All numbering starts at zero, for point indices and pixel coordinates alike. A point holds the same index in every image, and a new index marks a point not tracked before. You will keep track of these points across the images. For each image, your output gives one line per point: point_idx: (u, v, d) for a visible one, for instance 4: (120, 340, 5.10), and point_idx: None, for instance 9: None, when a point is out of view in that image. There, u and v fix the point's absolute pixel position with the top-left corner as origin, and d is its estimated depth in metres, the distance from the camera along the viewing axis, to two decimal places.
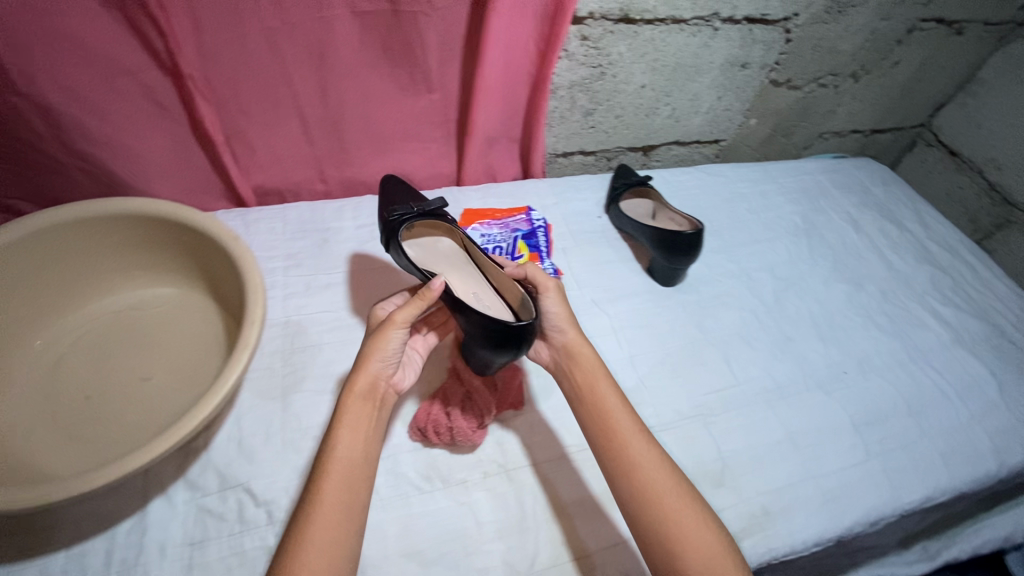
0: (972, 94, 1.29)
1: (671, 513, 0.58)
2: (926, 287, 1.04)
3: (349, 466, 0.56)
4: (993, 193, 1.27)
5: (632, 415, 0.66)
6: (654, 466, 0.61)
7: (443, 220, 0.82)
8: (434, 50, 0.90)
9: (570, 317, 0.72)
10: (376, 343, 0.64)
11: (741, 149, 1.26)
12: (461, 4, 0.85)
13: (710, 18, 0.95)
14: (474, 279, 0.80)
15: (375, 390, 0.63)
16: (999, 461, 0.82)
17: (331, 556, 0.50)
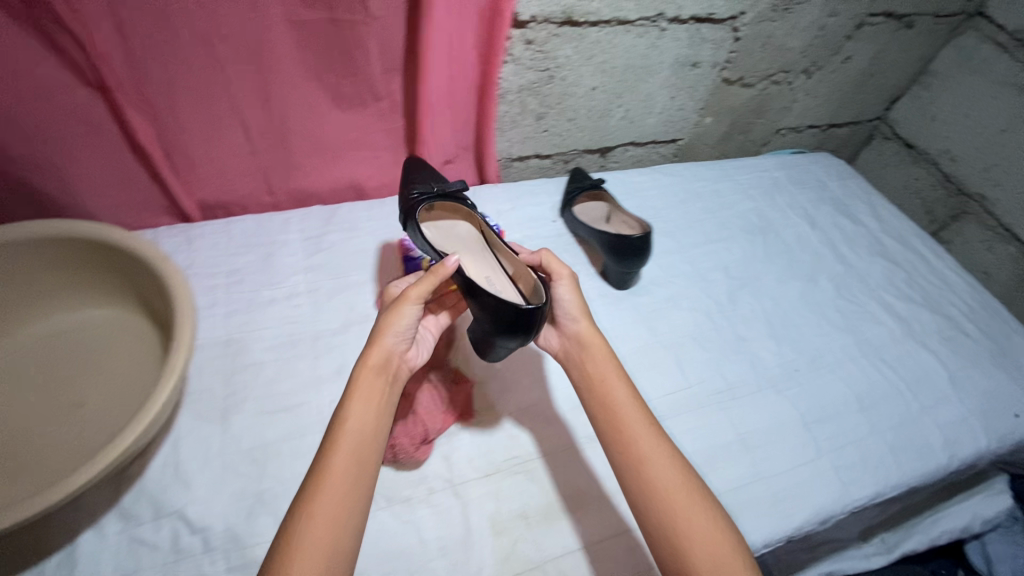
0: (925, 86, 1.30)
1: (678, 507, 0.57)
2: (879, 281, 1.05)
3: (363, 441, 0.55)
4: (948, 184, 1.29)
5: (643, 408, 0.65)
6: (664, 461, 0.60)
7: (462, 203, 0.84)
8: (376, 58, 0.88)
9: (583, 308, 0.72)
10: (391, 317, 0.63)
11: (698, 147, 1.27)
12: (399, 10, 0.83)
13: (655, 19, 0.94)
14: (488, 265, 0.82)
15: (388, 365, 0.61)
16: (949, 454, 0.83)
17: (336, 536, 0.49)
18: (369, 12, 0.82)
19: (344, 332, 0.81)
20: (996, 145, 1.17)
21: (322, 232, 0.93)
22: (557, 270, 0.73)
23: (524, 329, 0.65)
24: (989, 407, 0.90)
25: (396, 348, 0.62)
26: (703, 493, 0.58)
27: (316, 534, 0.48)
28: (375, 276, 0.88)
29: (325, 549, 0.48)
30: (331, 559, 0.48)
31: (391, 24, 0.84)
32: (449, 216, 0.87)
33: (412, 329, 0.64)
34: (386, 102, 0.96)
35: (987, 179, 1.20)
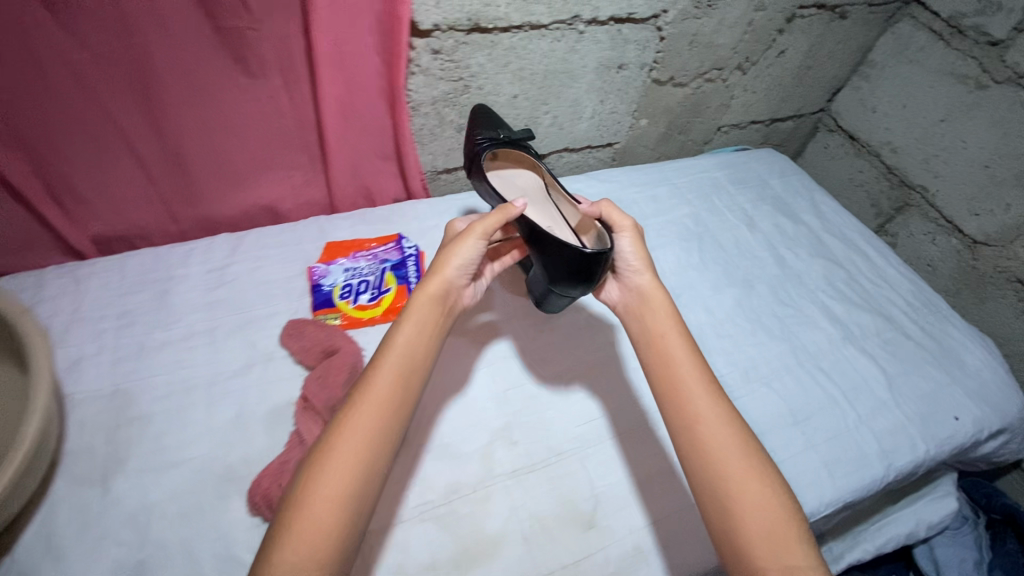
0: (865, 77, 1.27)
1: (728, 463, 0.59)
2: (818, 284, 1.04)
3: (408, 359, 0.59)
4: (891, 176, 1.26)
5: (704, 367, 0.66)
6: (718, 419, 0.62)
7: (528, 152, 0.94)
8: (273, 70, 0.82)
9: (646, 259, 0.75)
10: (452, 251, 0.68)
11: (637, 150, 1.24)
12: (290, 19, 0.77)
13: (572, 21, 0.89)
14: (549, 214, 0.91)
15: (445, 296, 0.66)
16: (885, 465, 0.81)
17: (369, 448, 0.53)
18: (253, 17, 0.74)
19: (244, 374, 0.76)
20: (935, 136, 1.15)
21: (227, 263, 0.87)
22: (619, 221, 0.76)
23: (584, 279, 0.72)
24: (926, 411, 0.88)
25: (457, 280, 0.67)
26: (757, 451, 0.60)
27: (350, 445, 0.52)
28: (281, 309, 0.82)
29: (356, 459, 0.52)
30: (361, 468, 0.51)
31: (282, 32, 0.78)
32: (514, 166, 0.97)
33: (471, 265, 0.69)
34: (292, 116, 0.89)
35: (927, 170, 1.17)
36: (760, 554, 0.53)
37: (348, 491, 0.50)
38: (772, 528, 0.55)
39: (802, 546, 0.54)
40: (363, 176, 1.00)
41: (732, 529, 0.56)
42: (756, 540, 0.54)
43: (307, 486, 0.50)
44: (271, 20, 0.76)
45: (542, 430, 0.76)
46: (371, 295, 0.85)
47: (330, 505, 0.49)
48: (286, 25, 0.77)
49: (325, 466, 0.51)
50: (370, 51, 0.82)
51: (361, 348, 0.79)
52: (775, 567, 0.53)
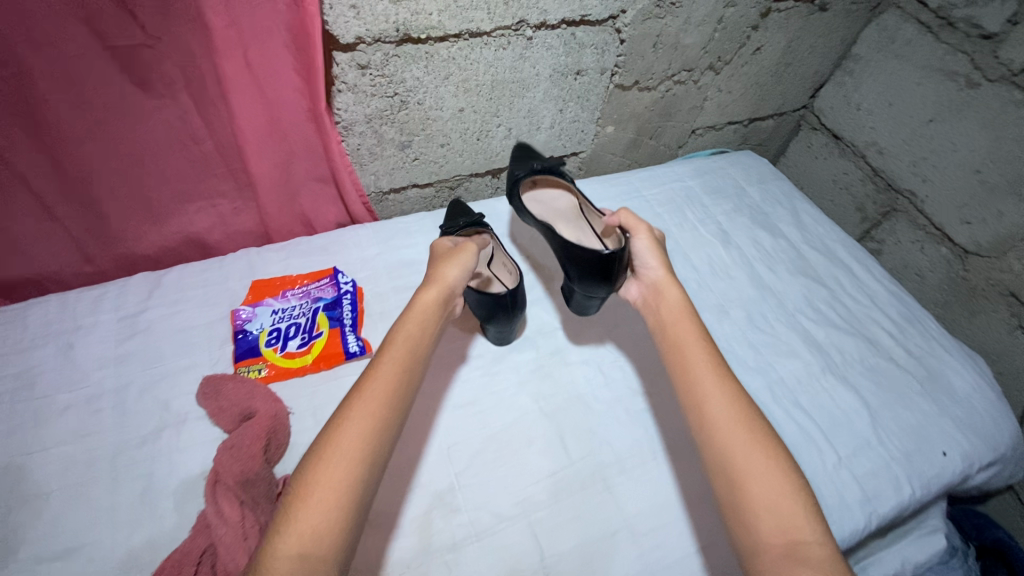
0: (848, 71, 1.18)
1: (732, 441, 0.56)
2: (798, 304, 0.96)
3: (411, 351, 0.62)
4: (877, 178, 1.18)
5: (713, 350, 0.65)
6: (723, 399, 0.60)
7: (566, 179, 0.85)
8: (181, 91, 0.71)
9: (660, 256, 0.75)
10: (451, 261, 0.75)
11: (605, 158, 1.15)
12: (193, 34, 0.66)
13: (518, 27, 0.81)
14: (580, 227, 0.91)
15: (448, 301, 0.72)
16: (867, 512, 0.74)
17: (363, 437, 0.53)
18: (149, 32, 0.64)
19: (156, 440, 0.68)
20: (923, 137, 1.06)
21: (141, 308, 0.78)
22: (633, 225, 0.77)
23: (604, 277, 0.72)
24: (911, 446, 0.82)
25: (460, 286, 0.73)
26: (765, 431, 0.57)
27: (349, 434, 0.53)
28: (201, 361, 0.74)
29: (354, 447, 0.52)
30: (358, 456, 0.52)
31: (186, 49, 0.67)
32: (552, 189, 0.91)
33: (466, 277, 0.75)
34: (213, 143, 0.78)
35: (915, 174, 1.09)
36: (765, 531, 0.51)
37: (348, 480, 0.50)
38: (776, 502, 0.52)
39: (809, 519, 0.51)
40: (298, 201, 0.90)
41: (738, 507, 0.53)
42: (760, 513, 0.51)
43: (307, 476, 0.50)
44: (170, 33, 0.65)
45: (489, 492, 0.69)
46: (301, 340, 0.77)
47: (331, 495, 0.49)
48: (187, 40, 0.66)
49: (325, 456, 0.51)
50: (286, 67, 0.73)
51: (286, 405, 0.71)
52: (779, 542, 0.50)
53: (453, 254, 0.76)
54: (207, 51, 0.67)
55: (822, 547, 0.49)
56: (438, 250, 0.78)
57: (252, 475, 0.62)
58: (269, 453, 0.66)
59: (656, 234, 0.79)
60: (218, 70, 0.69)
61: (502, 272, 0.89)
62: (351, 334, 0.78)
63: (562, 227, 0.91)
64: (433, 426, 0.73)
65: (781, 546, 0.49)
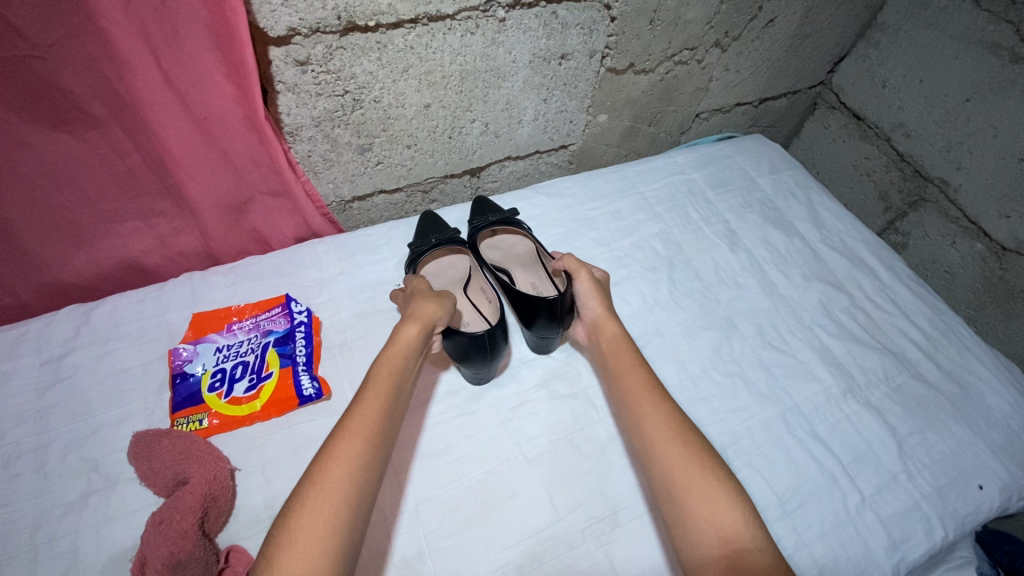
0: (873, 43, 1.05)
1: (671, 455, 0.56)
2: (816, 316, 0.86)
3: (395, 387, 0.58)
4: (903, 164, 1.05)
5: (648, 370, 0.66)
6: (659, 416, 0.59)
7: (523, 227, 0.82)
8: (93, 103, 0.59)
9: (599, 294, 0.72)
10: (433, 298, 0.68)
11: (598, 150, 1.03)
12: (91, 33, 0.53)
13: (486, 7, 0.69)
14: (533, 270, 0.84)
15: (429, 339, 0.65)
16: (896, 562, 0.65)
17: (348, 481, 0.49)
18: (34, 40, 0.52)
19: (79, 510, 0.58)
20: (958, 118, 0.93)
21: (67, 350, 0.70)
22: (576, 267, 0.73)
23: (545, 324, 0.70)
24: (945, 480, 0.72)
25: (443, 325, 0.66)
26: (702, 445, 0.57)
27: (334, 476, 0.49)
28: (134, 412, 0.66)
29: (338, 490, 0.48)
30: (341, 500, 0.48)
31: (83, 53, 0.54)
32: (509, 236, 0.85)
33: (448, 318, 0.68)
34: (139, 161, 0.67)
35: (948, 160, 0.97)
36: (706, 544, 0.51)
37: (333, 525, 0.46)
38: (715, 511, 0.52)
39: (746, 526, 0.51)
40: (248, 215, 0.79)
41: (681, 522, 0.53)
42: (701, 526, 0.51)
43: (289, 522, 0.46)
44: (62, 39, 0.53)
45: (461, 558, 0.59)
46: (249, 383, 0.68)
47: (314, 543, 0.45)
48: (83, 42, 0.54)
49: (308, 501, 0.47)
50: (211, 71, 0.61)
51: (231, 464, 0.62)
52: (718, 555, 0.50)
53: (432, 293, 0.69)
54: (112, 55, 0.56)
55: (763, 554, 0.49)
56: (417, 285, 0.71)
57: (184, 556, 0.53)
58: (206, 526, 0.57)
59: (598, 276, 0.76)
60: (121, 78, 0.58)
61: (480, 299, 0.80)
62: (305, 374, 0.69)
63: (518, 274, 0.84)
64: (398, 481, 0.64)
65: (722, 558, 0.49)
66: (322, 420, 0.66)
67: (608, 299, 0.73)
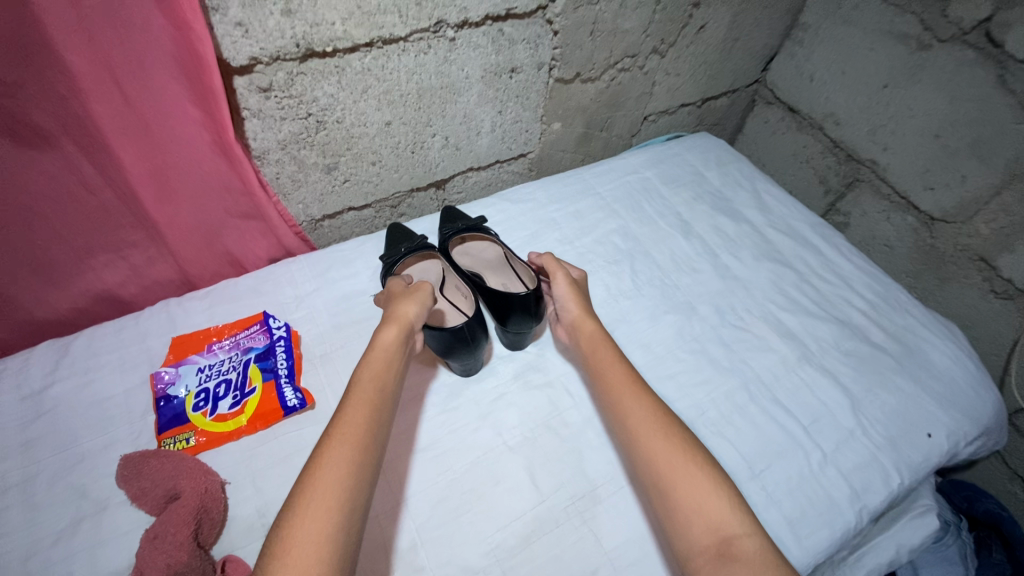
0: (798, 41, 1.14)
1: (655, 448, 0.59)
2: (768, 292, 0.92)
3: (377, 397, 0.59)
4: (837, 150, 1.14)
5: (627, 364, 0.68)
6: (641, 411, 0.62)
7: (487, 232, 0.85)
8: (63, 139, 0.61)
9: (577, 297, 0.75)
10: (410, 296, 0.70)
11: (555, 156, 1.09)
12: (62, 74, 0.56)
13: (437, 28, 0.74)
14: (502, 271, 0.89)
15: (408, 339, 0.67)
16: (857, 510, 0.70)
17: (342, 491, 0.51)
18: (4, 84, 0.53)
19: (70, 537, 0.59)
20: (879, 104, 1.02)
21: (48, 384, 0.70)
22: (555, 270, 0.77)
23: (520, 321, 0.74)
24: (897, 433, 0.78)
25: (421, 322, 0.68)
26: (683, 435, 0.60)
27: (327, 481, 0.51)
28: (120, 437, 0.67)
29: (332, 504, 0.50)
30: (338, 512, 0.49)
31: (53, 92, 0.56)
32: (477, 242, 0.88)
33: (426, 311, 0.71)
34: (111, 193, 0.69)
35: (874, 142, 1.06)
36: (696, 533, 0.53)
37: (331, 535, 0.48)
38: (702, 501, 0.54)
39: (735, 514, 0.53)
40: (221, 239, 0.82)
41: (671, 513, 0.55)
42: (690, 517, 0.54)
43: (284, 536, 0.47)
44: (28, 82, 0.55)
45: (453, 545, 0.62)
46: (233, 399, 0.69)
47: (313, 555, 0.46)
48: (54, 82, 0.56)
49: (303, 515, 0.49)
50: (179, 101, 0.64)
51: (221, 477, 0.63)
52: (710, 543, 0.52)
53: (408, 291, 0.71)
54: (82, 93, 0.58)
55: (753, 540, 0.51)
56: (395, 286, 0.74)
57: (181, 567, 0.54)
58: (200, 538, 0.58)
59: (575, 276, 0.79)
60: (91, 113, 0.60)
61: (456, 297, 0.84)
62: (288, 386, 0.71)
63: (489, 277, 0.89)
64: (387, 477, 0.67)
65: (714, 546, 0.51)
66: (308, 428, 0.68)
67: (585, 299, 0.76)
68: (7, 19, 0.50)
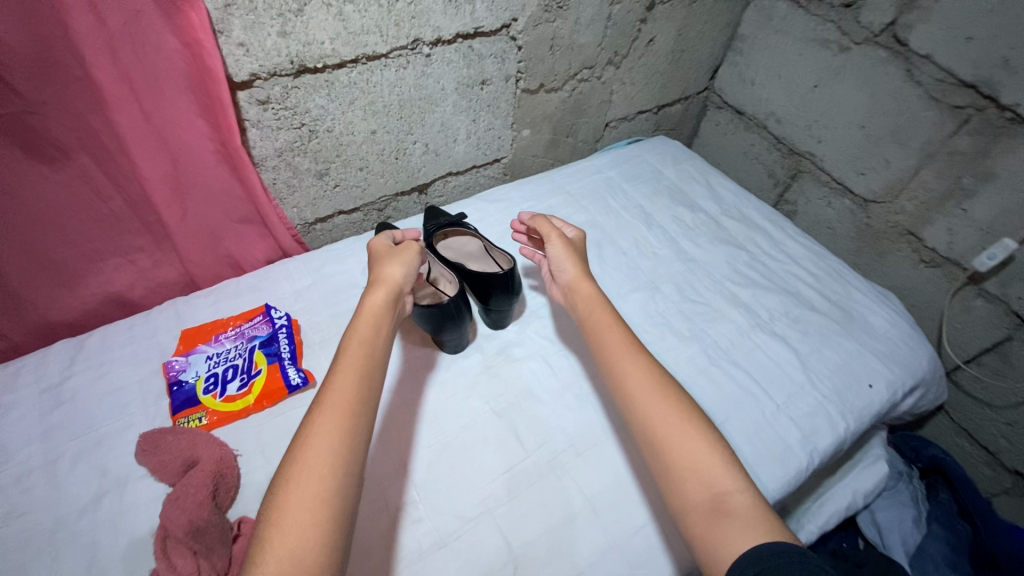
0: (739, 51, 1.27)
1: (653, 411, 0.61)
2: (723, 270, 1.02)
3: (365, 362, 0.61)
4: (780, 145, 1.26)
5: (626, 330, 0.70)
6: (641, 376, 0.64)
7: (467, 227, 0.94)
8: (79, 149, 0.68)
9: (572, 258, 0.81)
10: (396, 260, 0.73)
11: (527, 161, 1.20)
12: (84, 91, 0.64)
13: (414, 46, 0.84)
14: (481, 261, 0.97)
15: (398, 299, 0.70)
16: (808, 451, 0.78)
17: (330, 455, 0.52)
18: (30, 99, 0.61)
19: (95, 508, 0.64)
20: (812, 102, 1.15)
21: (65, 377, 0.76)
22: (550, 234, 0.83)
23: (500, 298, 0.82)
24: (842, 384, 0.87)
25: (409, 282, 0.71)
26: (680, 398, 0.62)
27: (318, 447, 0.52)
28: (136, 420, 0.72)
29: (323, 464, 0.51)
30: (327, 472, 0.51)
31: (73, 106, 0.64)
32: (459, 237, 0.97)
33: (412, 273, 0.73)
34: (122, 199, 0.76)
35: (811, 136, 1.18)
36: (693, 492, 0.55)
37: (321, 496, 0.49)
38: (697, 462, 0.56)
39: (730, 473, 0.55)
40: (223, 241, 0.89)
41: (666, 472, 0.57)
42: (686, 476, 0.56)
43: (275, 501, 0.49)
44: (53, 97, 0.62)
45: (448, 497, 0.69)
46: (241, 382, 0.76)
47: (303, 516, 0.48)
48: (76, 98, 0.64)
49: (291, 480, 0.50)
50: (188, 114, 0.72)
51: (231, 448, 0.70)
52: (704, 499, 0.54)
53: (394, 254, 0.74)
54: (100, 107, 0.66)
55: (745, 496, 0.53)
56: (380, 249, 0.76)
57: (203, 523, 0.60)
58: (218, 499, 0.64)
59: (572, 241, 0.85)
60: (107, 124, 0.68)
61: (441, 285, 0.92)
62: (292, 367, 0.78)
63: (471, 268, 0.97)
64: (386, 440, 0.73)
65: (708, 502, 0.54)
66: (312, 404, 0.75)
67: (580, 260, 0.82)
68: (41, 42, 0.57)
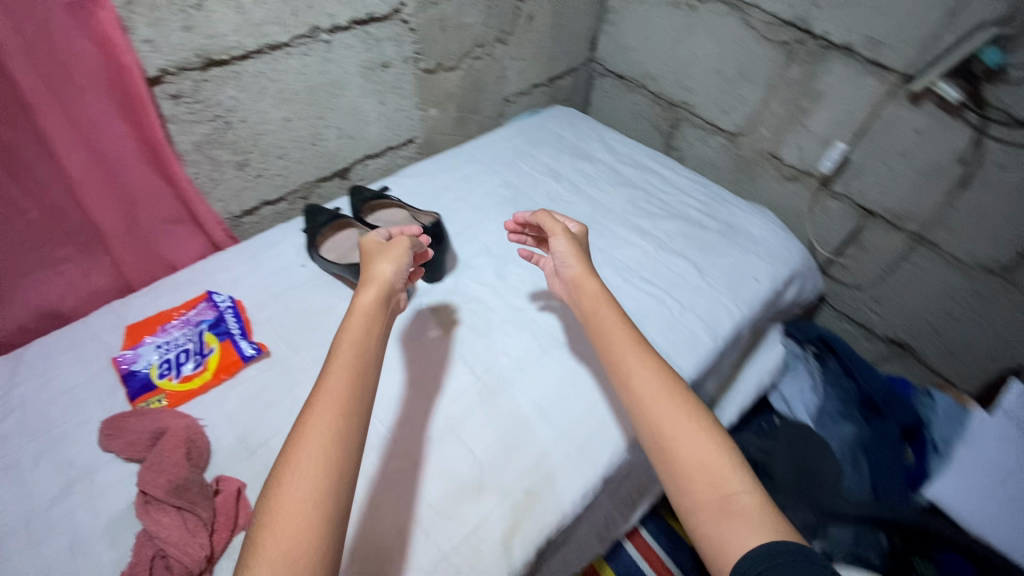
0: (610, 23, 1.43)
1: (661, 411, 0.64)
2: (625, 207, 1.16)
3: (358, 371, 0.59)
4: (658, 100, 1.43)
5: (632, 328, 0.73)
6: (648, 376, 0.67)
7: (391, 198, 1.02)
8: None
9: (577, 253, 0.80)
10: (388, 257, 0.70)
11: (437, 139, 1.29)
12: None
13: (313, 34, 0.90)
14: None
15: (389, 298, 0.67)
16: (712, 335, 0.93)
17: (327, 478, 0.52)
18: None
19: (66, 497, 0.66)
20: (676, 57, 1.32)
21: (8, 390, 0.76)
22: (554, 228, 0.82)
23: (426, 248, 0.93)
24: (733, 281, 1.03)
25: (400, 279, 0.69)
26: (691, 402, 0.65)
27: (311, 453, 0.52)
28: (94, 414, 0.74)
29: (317, 468, 0.52)
30: (323, 474, 0.52)
31: None
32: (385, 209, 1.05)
33: (405, 268, 0.71)
34: (43, 210, 0.77)
35: (680, 87, 1.36)
36: (698, 490, 0.58)
37: (314, 499, 0.50)
38: (704, 462, 0.60)
39: (738, 475, 0.59)
40: (154, 241, 0.91)
41: (670, 467, 0.61)
42: (694, 477, 0.59)
43: (271, 494, 0.51)
44: None
45: (411, 421, 0.76)
46: (195, 362, 0.79)
47: (302, 531, 0.48)
48: None
49: (284, 478, 0.51)
50: (106, 116, 0.75)
51: (196, 419, 0.73)
52: (710, 498, 0.58)
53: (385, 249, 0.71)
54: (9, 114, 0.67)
55: (747, 495, 0.57)
56: (370, 243, 0.73)
57: (183, 480, 0.65)
58: (192, 460, 0.68)
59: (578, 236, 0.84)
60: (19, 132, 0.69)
61: None
62: (243, 340, 0.82)
63: None
64: None
65: (713, 500, 0.57)
66: (269, 368, 0.80)
67: (586, 254, 0.81)
68: None
